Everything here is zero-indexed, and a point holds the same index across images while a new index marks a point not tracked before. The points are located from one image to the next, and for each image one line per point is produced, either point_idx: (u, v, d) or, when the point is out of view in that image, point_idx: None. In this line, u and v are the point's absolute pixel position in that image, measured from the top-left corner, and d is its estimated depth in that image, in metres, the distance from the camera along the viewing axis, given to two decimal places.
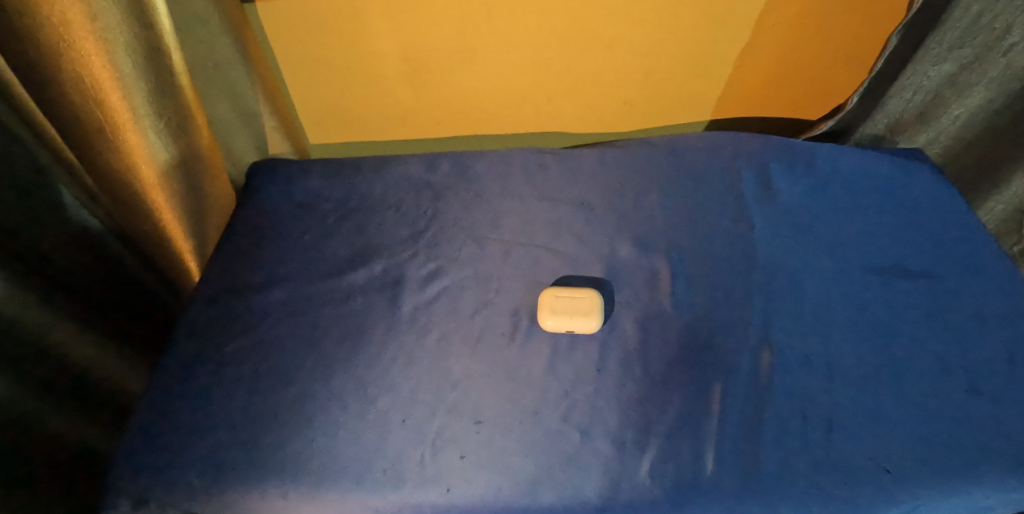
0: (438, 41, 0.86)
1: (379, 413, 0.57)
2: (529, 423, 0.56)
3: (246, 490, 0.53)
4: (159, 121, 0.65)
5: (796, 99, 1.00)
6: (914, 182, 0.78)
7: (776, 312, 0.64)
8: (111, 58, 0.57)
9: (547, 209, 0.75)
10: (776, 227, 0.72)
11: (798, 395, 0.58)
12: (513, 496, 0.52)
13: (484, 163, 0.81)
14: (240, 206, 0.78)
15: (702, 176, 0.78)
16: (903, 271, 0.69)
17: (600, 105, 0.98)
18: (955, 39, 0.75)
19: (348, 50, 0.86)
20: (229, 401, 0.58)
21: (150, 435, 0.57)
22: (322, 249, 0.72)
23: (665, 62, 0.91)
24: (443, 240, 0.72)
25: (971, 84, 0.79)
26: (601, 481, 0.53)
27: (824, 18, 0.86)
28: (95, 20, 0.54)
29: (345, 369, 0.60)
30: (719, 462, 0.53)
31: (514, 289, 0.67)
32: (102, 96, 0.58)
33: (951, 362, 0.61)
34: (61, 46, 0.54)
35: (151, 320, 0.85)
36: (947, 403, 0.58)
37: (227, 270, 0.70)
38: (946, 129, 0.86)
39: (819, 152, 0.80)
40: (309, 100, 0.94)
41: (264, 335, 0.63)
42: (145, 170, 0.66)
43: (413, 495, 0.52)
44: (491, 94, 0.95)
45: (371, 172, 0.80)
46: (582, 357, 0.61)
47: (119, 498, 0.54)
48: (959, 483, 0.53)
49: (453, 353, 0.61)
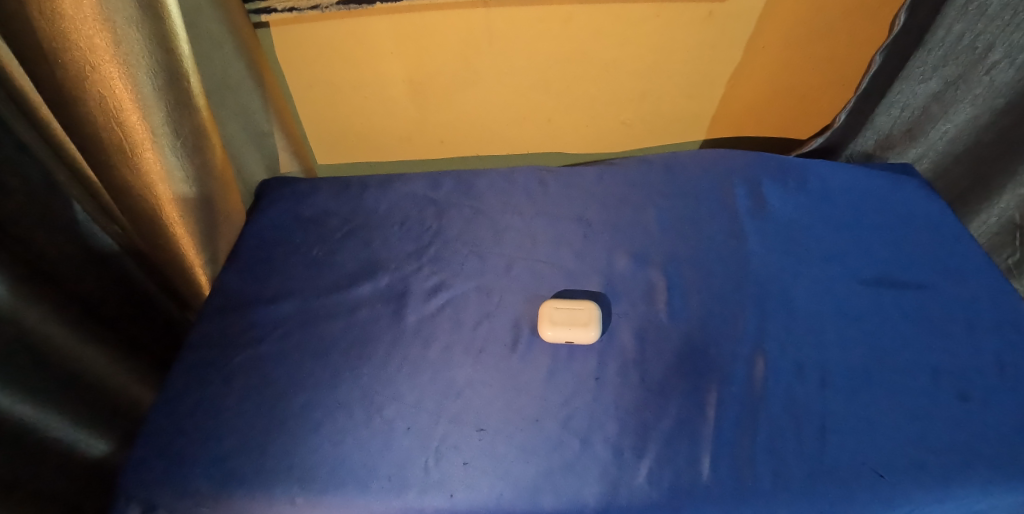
0: (439, 63, 0.90)
1: (384, 421, 0.59)
2: (530, 430, 0.58)
3: (257, 493, 0.56)
4: (176, 140, 0.69)
5: (788, 118, 1.03)
6: (904, 196, 0.80)
7: (770, 323, 0.66)
8: (132, 80, 0.61)
9: (545, 224, 0.78)
10: (768, 240, 0.74)
11: (790, 404, 0.59)
12: (514, 501, 0.54)
13: (486, 180, 0.85)
14: (254, 224, 0.81)
15: (698, 192, 0.81)
16: (893, 282, 0.70)
17: (600, 124, 1.02)
18: (940, 57, 0.81)
19: (356, 72, 0.91)
20: (244, 408, 0.61)
21: (167, 441, 0.60)
22: (331, 263, 0.75)
23: (660, 82, 0.95)
24: (446, 255, 0.75)
25: (957, 100, 0.84)
26: (600, 486, 0.55)
27: (811, 38, 0.89)
28: (119, 45, 0.59)
29: (352, 378, 0.63)
30: (714, 467, 0.55)
31: (516, 302, 0.69)
32: (123, 115, 0.63)
33: (943, 370, 0.62)
34: (86, 69, 0.59)
35: (164, 334, 0.89)
36: (939, 409, 0.59)
37: (237, 285, 0.74)
38: (935, 144, 0.91)
39: (809, 167, 0.83)
40: (317, 121, 0.99)
41: (273, 347, 0.66)
42: (161, 188, 0.70)
43: (418, 499, 0.55)
44: (491, 113, 0.99)
45: (378, 191, 0.84)
46: (579, 367, 0.63)
47: (139, 502, 0.57)
48: (953, 487, 0.54)
49: (456, 362, 0.64)
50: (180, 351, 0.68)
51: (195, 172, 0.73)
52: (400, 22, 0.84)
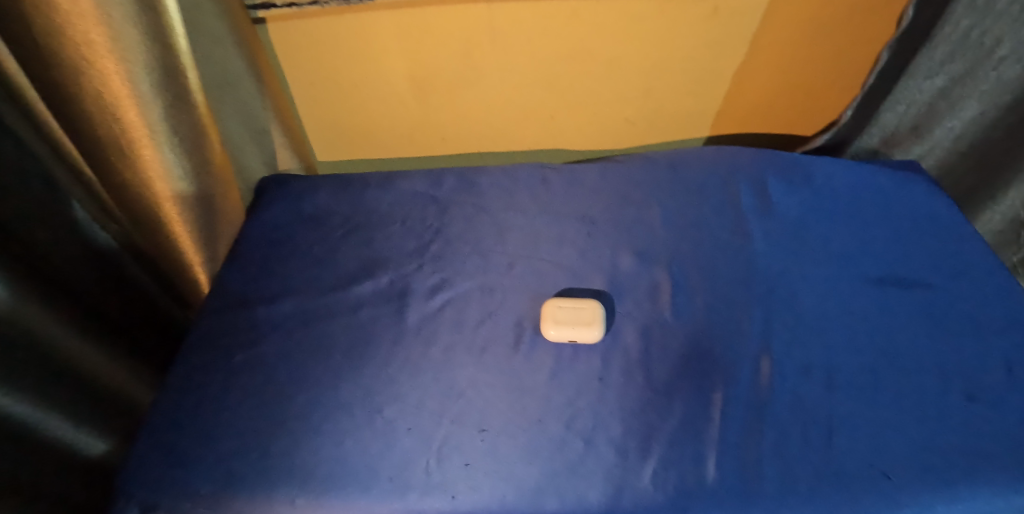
0: (441, 59, 0.89)
1: (386, 422, 0.59)
2: (533, 431, 0.58)
3: (257, 495, 0.55)
4: (175, 138, 0.68)
5: (793, 115, 1.02)
6: (910, 194, 0.79)
7: (775, 322, 0.65)
8: (129, 76, 0.60)
9: (548, 222, 0.77)
10: (773, 238, 0.74)
11: (796, 405, 0.59)
12: (517, 503, 0.54)
13: (488, 178, 0.84)
14: (253, 223, 0.81)
15: (702, 190, 0.80)
16: (900, 281, 0.70)
17: (602, 121, 1.01)
18: (947, 54, 0.80)
19: (356, 69, 0.90)
20: (243, 409, 0.61)
21: (166, 442, 0.59)
22: (332, 262, 0.74)
23: (663, 80, 0.94)
24: (448, 253, 0.74)
25: (963, 97, 0.84)
26: (603, 487, 0.54)
27: (815, 34, 0.88)
28: (115, 41, 0.58)
29: (354, 378, 0.62)
30: (718, 469, 0.55)
31: (519, 301, 0.69)
32: (120, 111, 0.62)
33: (950, 371, 0.61)
34: (82, 64, 0.58)
35: (164, 333, 0.89)
36: (947, 411, 0.58)
37: (236, 284, 0.73)
38: (941, 141, 0.90)
39: (815, 164, 0.82)
40: (317, 118, 0.98)
41: (273, 346, 0.66)
42: (160, 186, 0.69)
43: (419, 501, 0.54)
44: (494, 111, 0.98)
45: (379, 189, 0.83)
46: (583, 367, 0.62)
47: (138, 503, 0.56)
48: (962, 491, 0.54)
49: (458, 363, 0.63)
50: (179, 350, 0.67)
51: (194, 170, 0.72)
52: (401, 18, 0.83)
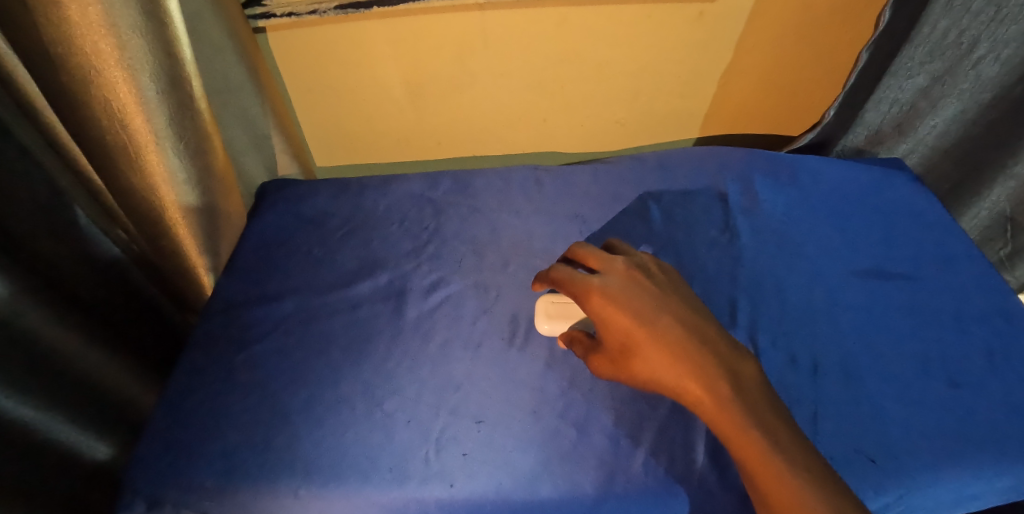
0: (436, 65, 0.91)
1: (385, 414, 0.60)
2: (528, 421, 0.60)
3: (260, 487, 0.57)
4: (179, 143, 0.70)
5: (779, 116, 1.04)
6: (894, 190, 0.81)
7: (762, 315, 0.67)
8: (135, 84, 0.62)
9: (541, 221, 0.79)
10: (760, 234, 0.76)
11: (784, 393, 0.60)
12: (513, 490, 0.55)
13: (482, 179, 0.86)
14: (254, 226, 0.83)
15: (690, 188, 0.82)
16: (883, 273, 0.72)
17: (594, 123, 1.03)
18: (927, 53, 0.82)
19: (355, 76, 0.92)
20: (246, 404, 0.62)
21: (172, 437, 0.61)
22: (331, 262, 0.76)
23: (652, 83, 0.96)
24: (444, 253, 0.76)
25: (945, 95, 0.86)
26: (597, 474, 0.56)
27: (800, 36, 0.91)
28: (123, 50, 0.60)
29: (354, 373, 0.64)
30: (708, 455, 0.56)
31: (514, 297, 0.71)
32: (126, 118, 0.64)
33: (932, 358, 0.63)
34: (91, 74, 0.60)
35: (169, 342, 0.91)
36: (930, 396, 0.60)
37: (238, 284, 0.75)
38: (924, 139, 0.93)
39: (801, 162, 0.85)
40: (315, 124, 1.00)
41: (275, 344, 0.68)
42: (165, 192, 0.71)
43: (418, 490, 0.56)
44: (487, 115, 1.00)
45: (377, 191, 0.85)
46: (576, 359, 0.64)
47: (144, 497, 0.58)
48: (944, 473, 0.55)
49: (455, 357, 0.65)
50: (183, 349, 0.69)
51: (197, 175, 0.74)
52: (397, 26, 0.86)
